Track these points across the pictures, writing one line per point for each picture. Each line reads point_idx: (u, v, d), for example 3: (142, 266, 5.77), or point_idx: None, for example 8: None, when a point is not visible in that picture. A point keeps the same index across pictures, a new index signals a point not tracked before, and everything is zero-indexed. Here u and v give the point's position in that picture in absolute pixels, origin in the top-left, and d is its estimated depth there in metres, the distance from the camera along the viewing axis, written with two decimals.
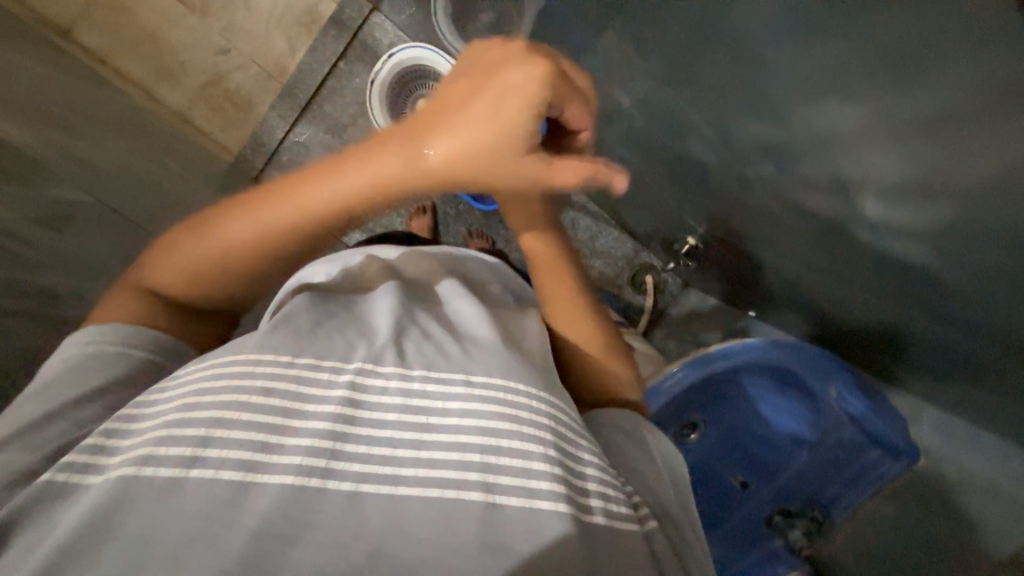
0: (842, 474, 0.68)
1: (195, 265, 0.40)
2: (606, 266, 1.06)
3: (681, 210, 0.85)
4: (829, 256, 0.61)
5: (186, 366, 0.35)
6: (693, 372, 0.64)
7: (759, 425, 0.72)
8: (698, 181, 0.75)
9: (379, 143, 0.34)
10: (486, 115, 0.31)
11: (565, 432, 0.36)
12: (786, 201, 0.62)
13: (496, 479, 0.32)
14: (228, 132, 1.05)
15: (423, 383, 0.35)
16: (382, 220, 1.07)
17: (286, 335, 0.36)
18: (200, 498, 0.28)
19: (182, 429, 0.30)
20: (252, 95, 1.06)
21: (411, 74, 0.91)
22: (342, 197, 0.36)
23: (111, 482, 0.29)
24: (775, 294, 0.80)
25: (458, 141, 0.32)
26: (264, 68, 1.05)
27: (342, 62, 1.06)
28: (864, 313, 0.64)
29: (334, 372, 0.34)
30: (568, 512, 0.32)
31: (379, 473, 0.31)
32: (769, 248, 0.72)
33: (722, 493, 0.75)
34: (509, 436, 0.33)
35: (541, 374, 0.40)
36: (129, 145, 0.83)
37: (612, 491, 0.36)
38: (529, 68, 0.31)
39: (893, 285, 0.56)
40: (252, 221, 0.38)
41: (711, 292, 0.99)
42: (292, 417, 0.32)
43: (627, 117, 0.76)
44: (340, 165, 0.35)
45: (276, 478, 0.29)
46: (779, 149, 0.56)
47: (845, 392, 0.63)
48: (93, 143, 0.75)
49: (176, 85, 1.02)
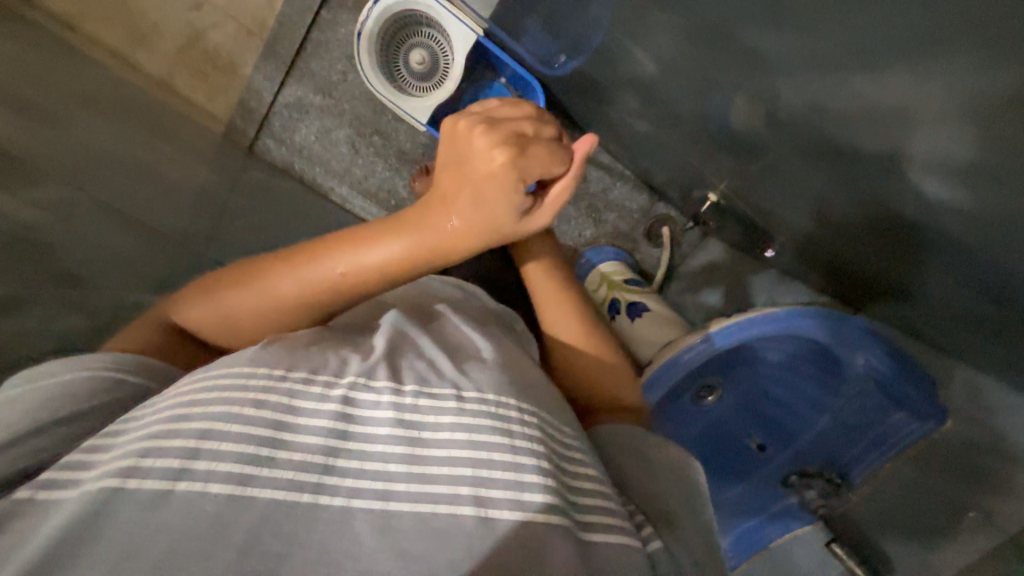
0: (862, 438, 0.68)
1: (234, 320, 0.45)
2: (620, 219, 1.02)
3: (696, 163, 0.79)
4: (854, 203, 0.57)
5: (177, 382, 0.36)
6: (715, 344, 0.64)
7: (777, 389, 0.72)
8: (715, 133, 0.69)
9: (408, 220, 0.44)
10: (485, 185, 0.40)
11: (558, 450, 0.38)
12: (816, 145, 0.55)
13: (486, 492, 0.33)
14: (214, 100, 0.98)
15: (416, 399, 0.36)
16: (384, 183, 1.02)
17: (277, 353, 0.37)
18: (188, 511, 0.29)
19: (171, 441, 0.32)
20: (233, 57, 0.98)
21: (401, 22, 0.83)
22: (376, 262, 0.43)
23: (92, 492, 0.30)
24: (785, 242, 0.79)
25: (470, 207, 0.41)
26: (242, 23, 0.97)
27: (325, 12, 0.99)
28: (879, 261, 0.61)
29: (327, 387, 0.36)
30: (559, 522, 0.34)
31: (371, 489, 0.32)
32: (790, 203, 0.68)
33: (739, 459, 0.76)
34: (499, 450, 0.35)
35: (530, 388, 0.42)
36: (111, 123, 0.77)
37: (609, 504, 0.38)
38: (500, 145, 0.41)
39: (906, 231, 0.54)
40: (290, 291, 0.44)
41: (734, 245, 0.93)
42: (283, 432, 0.33)
43: (633, 63, 0.70)
44: (372, 241, 0.43)
45: (268, 492, 0.31)
46: (804, 95, 0.50)
47: (871, 355, 0.64)
48: (72, 129, 0.71)
49: (154, 52, 0.94)
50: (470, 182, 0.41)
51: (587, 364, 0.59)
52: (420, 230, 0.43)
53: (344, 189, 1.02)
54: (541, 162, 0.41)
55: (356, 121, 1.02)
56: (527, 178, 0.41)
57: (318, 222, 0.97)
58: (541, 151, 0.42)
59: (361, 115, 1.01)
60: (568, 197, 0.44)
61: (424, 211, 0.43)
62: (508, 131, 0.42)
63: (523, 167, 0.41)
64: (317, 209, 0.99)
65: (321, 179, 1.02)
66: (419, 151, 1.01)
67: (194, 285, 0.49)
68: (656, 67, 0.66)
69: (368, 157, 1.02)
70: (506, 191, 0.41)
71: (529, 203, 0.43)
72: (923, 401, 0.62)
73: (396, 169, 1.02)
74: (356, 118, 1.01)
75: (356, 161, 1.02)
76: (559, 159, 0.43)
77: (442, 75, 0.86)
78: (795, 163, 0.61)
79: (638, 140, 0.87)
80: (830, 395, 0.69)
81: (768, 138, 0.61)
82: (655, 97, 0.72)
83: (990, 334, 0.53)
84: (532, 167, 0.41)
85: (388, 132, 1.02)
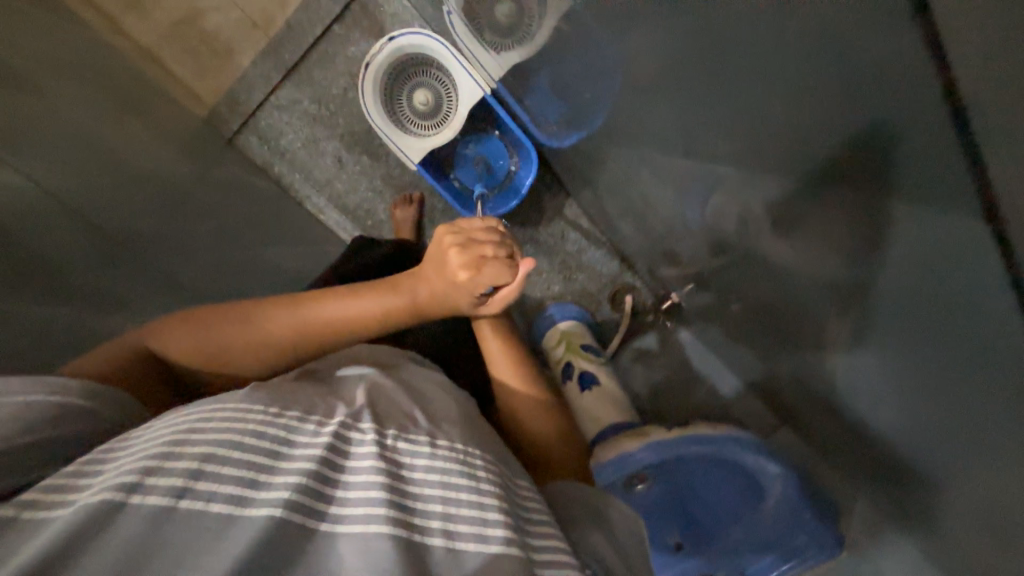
0: (767, 553, 0.73)
1: (214, 350, 0.49)
2: (588, 280, 1.06)
3: (667, 251, 0.84)
4: (791, 331, 0.62)
5: (169, 415, 0.37)
6: (659, 452, 0.67)
7: (701, 493, 0.73)
8: (681, 231, 0.74)
9: (387, 289, 0.51)
10: (447, 286, 0.49)
11: (516, 499, 0.40)
12: (760, 268, 0.60)
13: (455, 527, 0.34)
14: (202, 80, 0.97)
15: (395, 440, 0.38)
16: (364, 202, 1.01)
17: (268, 394, 0.39)
18: (188, 528, 0.29)
19: (171, 462, 0.32)
20: (232, 44, 0.96)
21: (412, 61, 0.84)
22: (352, 319, 0.49)
23: (91, 503, 0.29)
24: (734, 341, 0.84)
25: (434, 295, 0.50)
26: (248, 15, 0.93)
27: (338, 25, 0.94)
28: (810, 384, 0.66)
29: (318, 425, 0.37)
30: (520, 557, 0.33)
31: (354, 515, 0.32)
32: (745, 311, 0.73)
33: (655, 556, 0.73)
34: (467, 491, 0.36)
35: (498, 446, 0.44)
36: (84, 93, 0.73)
37: (562, 550, 0.38)
38: (461, 261, 0.48)
39: (825, 367, 0.59)
40: (269, 332, 0.49)
41: (690, 326, 0.98)
42: (278, 460, 0.34)
43: (614, 157, 0.76)
44: (351, 299, 0.50)
45: (265, 510, 0.31)
46: (756, 232, 0.55)
47: (785, 485, 0.67)
48: (54, 99, 0.67)
49: (145, 18, 0.90)
50: (438, 279, 0.49)
51: (537, 435, 0.58)
52: (390, 301, 0.50)
53: (322, 200, 1.02)
54: (495, 278, 0.48)
55: (348, 136, 1.00)
56: (482, 288, 0.48)
57: (286, 229, 0.97)
58: (497, 269, 0.48)
59: (354, 130, 0.99)
60: (514, 299, 0.51)
61: (402, 287, 0.51)
62: (473, 246, 0.48)
63: (478, 281, 0.48)
64: (288, 215, 0.99)
65: (299, 185, 1.02)
66: (406, 179, 1.00)
67: (178, 312, 0.52)
68: (633, 165, 0.72)
69: (353, 173, 1.01)
70: (464, 293, 0.49)
71: (484, 300, 0.51)
72: (825, 532, 0.69)
73: (379, 192, 1.01)
74: (348, 132, 0.99)
75: (340, 175, 1.01)
76: (510, 276, 0.48)
77: (443, 119, 0.87)
78: (749, 278, 0.65)
79: (618, 214, 0.91)
80: (747, 508, 0.72)
81: (729, 251, 0.65)
82: (637, 186, 0.76)
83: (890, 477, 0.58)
84: (486, 281, 0.48)
85: (379, 153, 1.00)
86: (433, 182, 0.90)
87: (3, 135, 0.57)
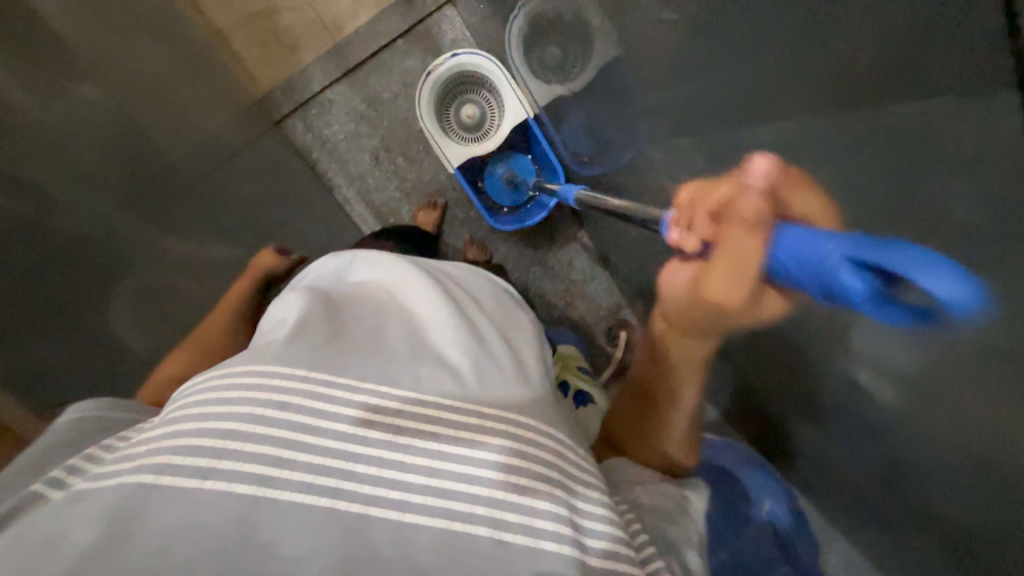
0: None
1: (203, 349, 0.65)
2: (589, 309, 1.10)
3: None
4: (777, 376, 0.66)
5: (197, 379, 0.39)
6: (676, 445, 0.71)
7: None
8: None
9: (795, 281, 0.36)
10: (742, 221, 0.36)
11: (569, 469, 0.41)
12: None
13: (501, 514, 0.35)
14: (262, 65, 1.04)
15: (437, 410, 0.38)
16: (389, 201, 1.07)
17: (301, 350, 0.39)
18: (213, 507, 0.31)
19: (202, 440, 0.34)
20: (298, 40, 1.04)
21: (469, 77, 0.94)
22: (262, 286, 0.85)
23: (124, 486, 0.32)
24: None
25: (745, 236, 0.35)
26: (320, 19, 1.04)
27: (402, 41, 1.04)
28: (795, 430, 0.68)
29: (349, 390, 0.37)
30: (569, 550, 0.35)
31: (389, 497, 0.34)
32: None
33: None
34: (516, 469, 0.37)
35: (549, 409, 0.44)
36: (160, 51, 0.80)
37: (614, 530, 0.39)
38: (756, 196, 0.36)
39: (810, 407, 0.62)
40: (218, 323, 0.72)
41: None
42: (309, 434, 0.35)
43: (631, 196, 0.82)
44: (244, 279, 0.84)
45: (290, 493, 0.32)
46: None
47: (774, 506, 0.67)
48: (128, 42, 0.72)
49: (224, 3, 1.02)
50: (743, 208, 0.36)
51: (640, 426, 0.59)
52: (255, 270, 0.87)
53: (349, 192, 1.07)
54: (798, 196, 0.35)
55: (387, 139, 1.06)
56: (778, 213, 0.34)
57: (312, 212, 1.02)
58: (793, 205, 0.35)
59: (395, 135, 1.06)
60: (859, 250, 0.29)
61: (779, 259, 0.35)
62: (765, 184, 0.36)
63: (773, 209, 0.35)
64: (316, 199, 1.04)
65: (332, 174, 1.07)
66: (434, 187, 1.07)
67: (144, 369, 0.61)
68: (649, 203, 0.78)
69: (385, 173, 1.07)
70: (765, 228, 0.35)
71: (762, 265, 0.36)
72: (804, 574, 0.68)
73: (406, 194, 1.07)
74: (388, 134, 1.06)
75: (373, 172, 1.07)
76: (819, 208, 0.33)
77: (487, 132, 0.96)
78: None
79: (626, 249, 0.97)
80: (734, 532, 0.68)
81: None
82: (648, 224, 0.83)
83: (861, 528, 0.60)
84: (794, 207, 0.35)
85: (414, 159, 1.06)
86: (464, 186, 0.97)
87: (69, 59, 0.61)
